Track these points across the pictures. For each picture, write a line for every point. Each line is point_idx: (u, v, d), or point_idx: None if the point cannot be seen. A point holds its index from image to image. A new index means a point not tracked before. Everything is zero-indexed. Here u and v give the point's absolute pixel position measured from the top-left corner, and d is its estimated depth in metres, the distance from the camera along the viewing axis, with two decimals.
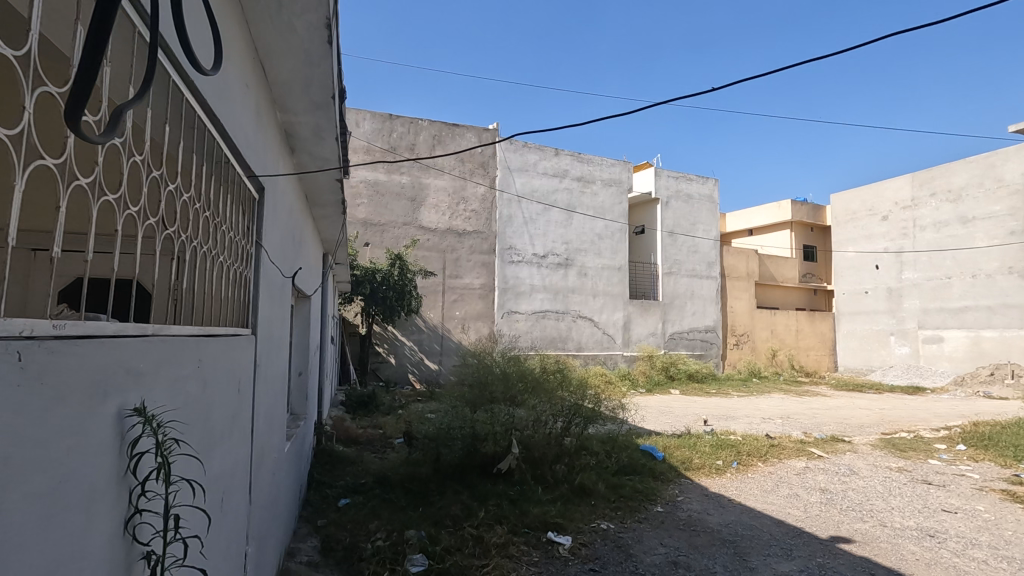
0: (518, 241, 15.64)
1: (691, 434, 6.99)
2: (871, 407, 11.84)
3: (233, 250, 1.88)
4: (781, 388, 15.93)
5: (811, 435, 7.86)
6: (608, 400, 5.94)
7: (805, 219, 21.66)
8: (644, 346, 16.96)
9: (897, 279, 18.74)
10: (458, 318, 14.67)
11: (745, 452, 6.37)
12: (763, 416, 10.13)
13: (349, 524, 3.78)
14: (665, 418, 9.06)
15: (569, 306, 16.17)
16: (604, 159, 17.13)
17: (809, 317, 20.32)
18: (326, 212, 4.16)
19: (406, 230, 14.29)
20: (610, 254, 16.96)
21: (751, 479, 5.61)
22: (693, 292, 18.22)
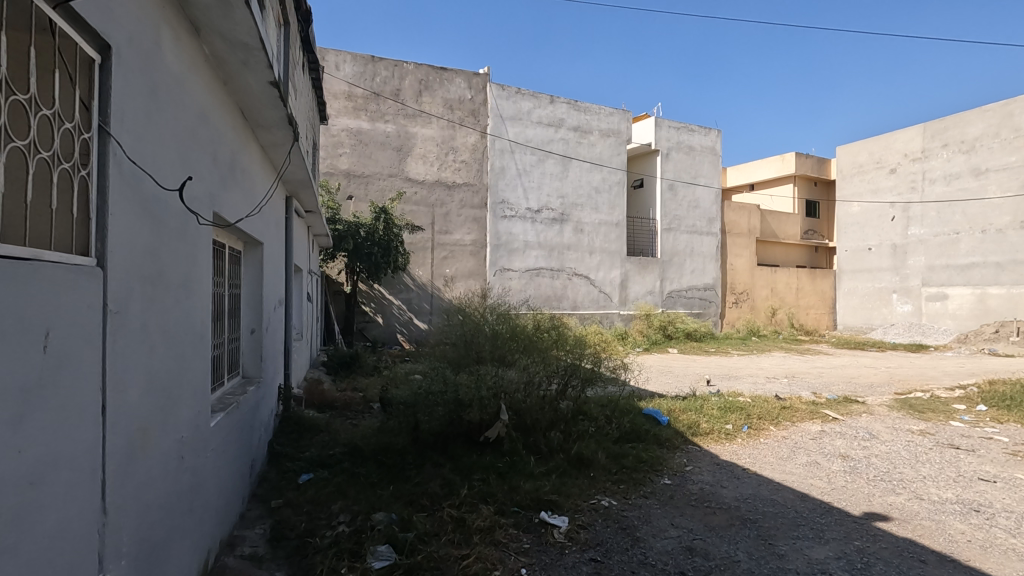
0: (511, 195, 14.85)
1: (696, 395, 6.46)
2: (877, 365, 11.43)
3: (40, 131, 1.19)
4: (781, 346, 15.56)
5: (821, 396, 7.37)
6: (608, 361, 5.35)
7: (810, 173, 20.85)
8: (641, 304, 16.43)
9: (902, 235, 18.16)
10: (448, 276, 14.02)
11: (755, 415, 5.85)
12: (767, 376, 9.68)
13: (309, 506, 3.23)
14: (665, 378, 8.55)
15: (564, 264, 15.55)
16: (602, 107, 16.16)
17: (810, 275, 19.81)
18: (275, 137, 3.44)
19: (391, 182, 13.45)
20: (608, 209, 16.20)
21: (764, 445, 5.10)
22: (693, 248, 17.58)
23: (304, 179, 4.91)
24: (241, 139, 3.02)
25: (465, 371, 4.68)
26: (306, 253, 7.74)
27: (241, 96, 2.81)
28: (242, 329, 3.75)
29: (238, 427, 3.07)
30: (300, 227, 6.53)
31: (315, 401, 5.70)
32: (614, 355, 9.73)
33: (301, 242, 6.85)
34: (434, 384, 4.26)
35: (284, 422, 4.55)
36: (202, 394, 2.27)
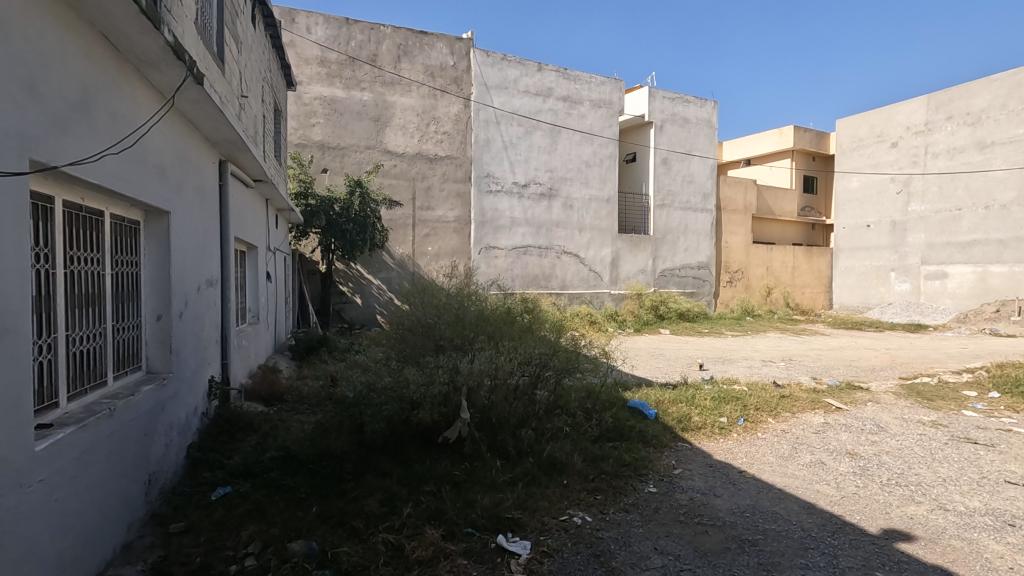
0: (496, 169, 14.12)
1: (687, 382, 5.91)
2: (876, 346, 10.96)
3: None
4: (776, 326, 15.08)
5: (822, 382, 6.84)
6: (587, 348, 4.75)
7: (808, 147, 20.17)
8: (633, 284, 15.86)
9: (902, 211, 17.61)
10: (431, 254, 13.37)
11: (752, 406, 5.30)
12: (763, 359, 9.17)
13: (212, 533, 2.65)
14: (654, 363, 8.02)
15: (553, 242, 14.89)
16: (593, 76, 15.33)
17: (807, 253, 19.28)
18: (168, 76, 2.76)
19: (369, 154, 12.69)
20: (598, 184, 15.50)
21: (762, 442, 4.55)
22: (686, 226, 16.95)
23: (236, 140, 4.22)
24: (107, 72, 2.35)
25: (421, 361, 4.02)
26: (263, 226, 7.03)
27: (92, 11, 2.14)
28: (143, 315, 3.11)
29: (117, 440, 2.46)
30: (247, 198, 5.82)
31: (263, 393, 5.08)
32: (600, 338, 9.20)
33: (251, 214, 6.11)
34: (381, 376, 3.60)
35: (213, 422, 3.94)
36: (9, 408, 1.65)
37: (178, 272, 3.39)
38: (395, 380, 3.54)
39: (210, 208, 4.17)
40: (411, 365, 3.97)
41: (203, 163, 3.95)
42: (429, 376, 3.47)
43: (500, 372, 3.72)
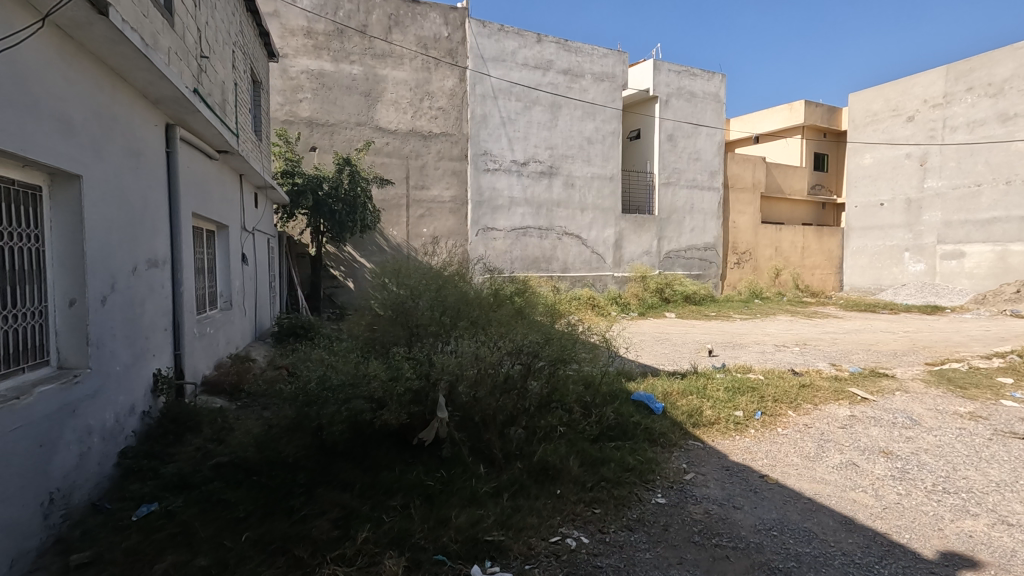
0: (494, 146, 13.49)
1: (697, 371, 5.38)
2: (893, 329, 10.42)
3: None
4: (786, 309, 14.52)
5: (843, 369, 6.30)
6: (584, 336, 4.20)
7: (820, 123, 19.39)
8: (637, 266, 15.28)
9: (918, 188, 16.89)
10: (426, 236, 12.80)
11: (770, 397, 4.76)
12: (776, 344, 8.65)
13: (119, 567, 2.16)
14: (660, 349, 7.50)
15: (553, 223, 14.31)
16: (596, 48, 14.60)
17: (817, 233, 18.62)
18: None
19: (360, 132, 12.07)
20: (601, 162, 14.84)
21: (783, 439, 4.03)
22: (692, 205, 16.30)
23: (179, 97, 3.65)
24: None
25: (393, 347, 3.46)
26: (236, 202, 6.47)
27: None
28: (49, 301, 2.60)
29: None
30: (211, 171, 5.26)
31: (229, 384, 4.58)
32: (601, 322, 8.69)
33: (217, 187, 5.54)
34: (341, 368, 3.04)
35: (156, 421, 3.44)
36: None
37: (98, 250, 2.85)
38: (356, 372, 2.98)
39: (151, 176, 3.62)
40: (382, 353, 3.41)
41: (137, 122, 3.39)
42: (399, 369, 2.91)
43: (485, 363, 3.15)
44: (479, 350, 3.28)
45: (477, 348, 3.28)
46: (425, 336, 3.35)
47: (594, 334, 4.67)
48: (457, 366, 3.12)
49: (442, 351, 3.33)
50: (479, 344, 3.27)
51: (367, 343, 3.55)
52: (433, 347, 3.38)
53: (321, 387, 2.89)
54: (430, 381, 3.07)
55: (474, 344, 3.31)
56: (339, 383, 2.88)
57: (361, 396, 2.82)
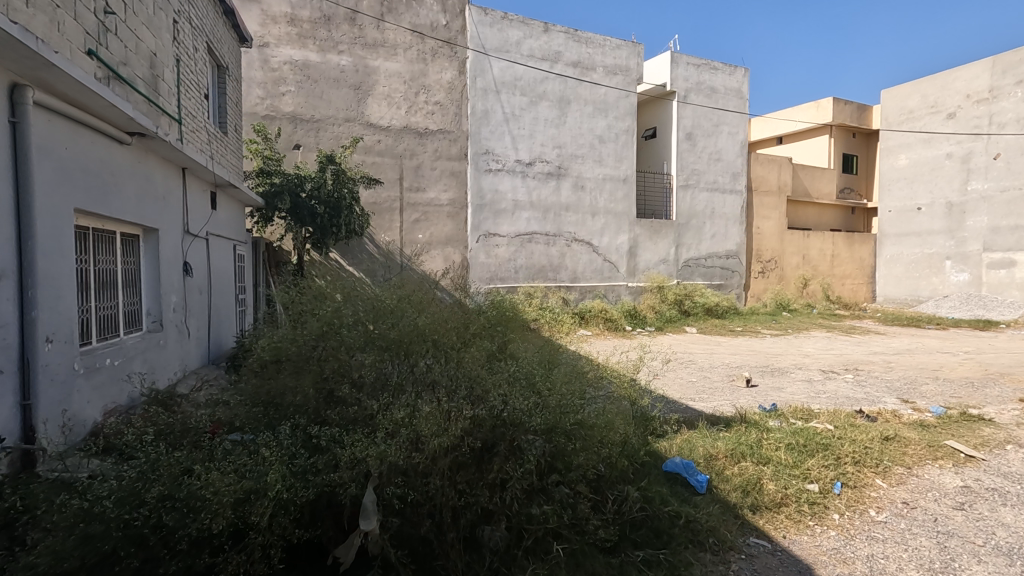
0: (497, 144, 12.37)
1: (744, 414, 4.13)
2: (951, 351, 9.07)
3: None
4: (820, 324, 13.16)
5: (922, 408, 5.03)
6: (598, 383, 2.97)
7: (849, 121, 18.08)
8: (653, 275, 14.03)
9: (960, 191, 15.53)
10: (421, 242, 11.64)
11: (849, 459, 3.52)
12: (822, 368, 7.37)
13: None
14: (686, 377, 6.28)
15: (562, 228, 13.14)
16: (608, 39, 13.47)
17: (847, 240, 17.24)
18: None
19: (348, 128, 10.98)
20: (614, 162, 13.64)
21: (886, 536, 2.79)
22: (713, 209, 15.02)
23: (5, 39, 2.52)
24: None
25: (297, 407, 2.24)
26: (175, 195, 5.34)
27: None
28: None
29: None
30: (119, 157, 4.13)
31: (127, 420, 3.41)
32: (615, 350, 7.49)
33: (134, 177, 4.40)
34: (192, 455, 1.85)
35: None
36: None
37: None
38: (210, 466, 1.78)
39: None
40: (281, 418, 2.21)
41: None
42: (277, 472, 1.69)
43: (433, 444, 1.96)
44: (430, 414, 2.08)
45: (426, 413, 2.08)
46: (343, 391, 2.13)
47: (606, 374, 3.45)
48: (387, 451, 1.92)
49: (373, 416, 2.13)
50: (429, 406, 2.08)
51: (264, 393, 2.34)
52: (361, 406, 2.16)
53: (140, 499, 1.67)
54: (342, 478, 1.87)
55: (421, 406, 2.11)
56: (167, 494, 1.66)
57: (203, 523, 1.60)
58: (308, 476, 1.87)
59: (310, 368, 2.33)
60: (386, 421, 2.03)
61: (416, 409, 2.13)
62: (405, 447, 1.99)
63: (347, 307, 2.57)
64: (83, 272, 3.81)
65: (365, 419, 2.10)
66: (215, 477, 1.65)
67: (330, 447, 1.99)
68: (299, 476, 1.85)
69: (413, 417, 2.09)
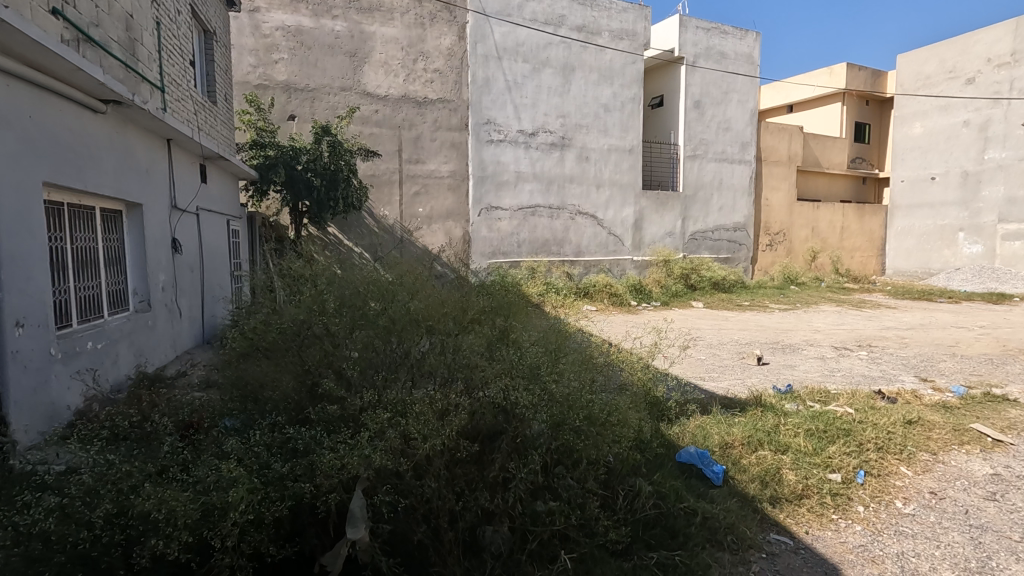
0: (498, 114, 11.96)
1: (759, 397, 3.93)
2: (966, 326, 8.80)
3: None
4: (828, 297, 12.90)
5: (943, 387, 4.82)
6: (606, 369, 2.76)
7: (862, 88, 17.49)
8: (659, 249, 13.74)
9: (976, 160, 15.05)
10: (421, 216, 11.35)
11: (872, 446, 3.32)
12: (835, 345, 7.16)
13: None
14: (695, 355, 6.08)
15: (565, 201, 12.80)
16: (614, 2, 12.91)
17: (858, 211, 16.84)
18: None
19: (344, 97, 10.59)
20: (619, 132, 13.22)
21: (917, 532, 2.60)
22: (721, 180, 14.62)
23: None
24: None
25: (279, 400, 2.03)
26: (159, 168, 5.08)
27: None
28: None
29: None
30: (93, 127, 3.87)
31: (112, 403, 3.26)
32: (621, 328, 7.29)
33: (111, 148, 4.12)
34: (149, 464, 1.67)
35: None
36: None
37: None
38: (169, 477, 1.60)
39: None
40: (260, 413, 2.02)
41: None
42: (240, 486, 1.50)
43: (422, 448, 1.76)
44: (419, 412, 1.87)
45: (415, 412, 1.87)
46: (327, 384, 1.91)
47: (615, 359, 3.25)
48: (371, 457, 1.72)
49: (358, 412, 1.93)
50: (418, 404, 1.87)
51: (246, 388, 2.16)
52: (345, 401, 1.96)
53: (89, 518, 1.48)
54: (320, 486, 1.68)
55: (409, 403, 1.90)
56: (120, 511, 1.48)
57: (159, 546, 1.42)
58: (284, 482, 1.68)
59: (291, 358, 2.11)
60: (371, 420, 1.83)
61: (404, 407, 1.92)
62: (391, 451, 1.79)
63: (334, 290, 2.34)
64: (58, 251, 3.59)
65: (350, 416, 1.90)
66: (169, 493, 1.47)
67: (309, 449, 1.79)
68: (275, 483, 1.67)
69: (400, 416, 1.88)
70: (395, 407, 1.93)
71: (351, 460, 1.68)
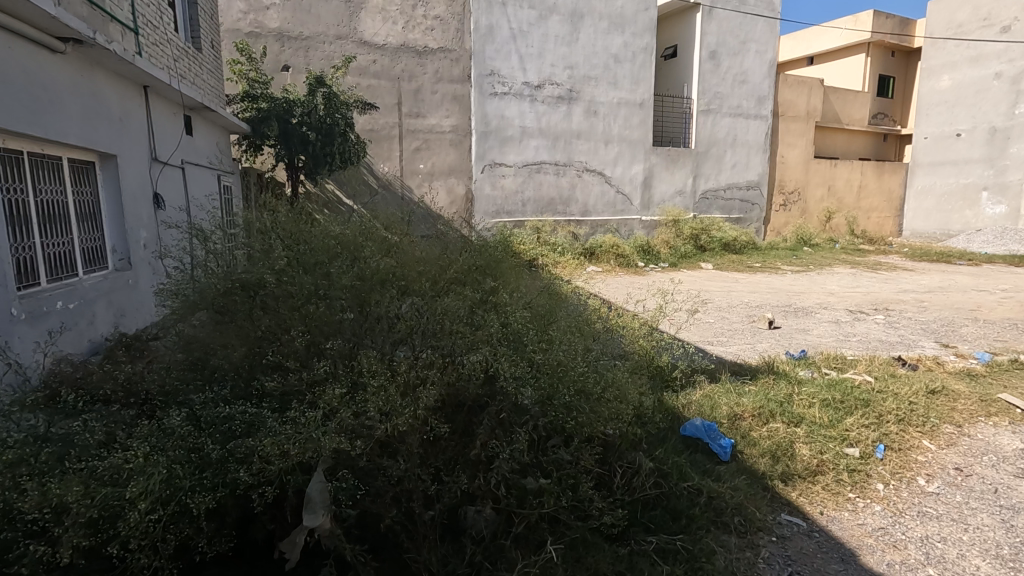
0: (503, 65, 11.39)
1: (772, 364, 3.68)
2: (987, 288, 8.45)
3: None
4: (843, 259, 12.49)
5: (966, 354, 4.55)
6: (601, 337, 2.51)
7: (888, 38, 16.55)
8: (668, 208, 13.30)
9: (1006, 115, 14.29)
10: (423, 173, 10.95)
11: (893, 417, 3.08)
12: (850, 308, 6.87)
13: None
14: (703, 319, 5.83)
15: (572, 157, 12.33)
16: None
17: (877, 169, 16.20)
18: None
19: (340, 47, 10.07)
20: (630, 85, 12.60)
21: (942, 513, 2.37)
22: (735, 136, 14.01)
23: None
24: None
25: (223, 367, 1.83)
26: (136, 117, 4.77)
27: None
28: None
29: None
30: (53, 68, 3.56)
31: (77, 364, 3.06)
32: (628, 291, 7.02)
33: (77, 93, 3.83)
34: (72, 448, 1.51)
35: None
36: None
37: None
38: (79, 458, 1.49)
39: None
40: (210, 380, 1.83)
41: None
42: (136, 484, 1.36)
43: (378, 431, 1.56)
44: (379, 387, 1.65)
45: (374, 386, 1.65)
46: (271, 353, 1.72)
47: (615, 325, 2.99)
48: (319, 441, 1.53)
49: (313, 385, 1.73)
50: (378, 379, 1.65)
51: (187, 344, 1.93)
52: (299, 372, 1.76)
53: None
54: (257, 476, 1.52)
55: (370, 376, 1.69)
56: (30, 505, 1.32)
57: None
58: (212, 473, 1.55)
59: (244, 321, 1.91)
60: (323, 396, 1.63)
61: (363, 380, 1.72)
62: (346, 431, 1.60)
63: (298, 243, 2.10)
64: (20, 204, 3.35)
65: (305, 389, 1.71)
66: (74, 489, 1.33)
67: (250, 428, 1.62)
68: (202, 474, 1.53)
69: (358, 392, 1.68)
70: (354, 381, 1.73)
71: (295, 445, 1.50)
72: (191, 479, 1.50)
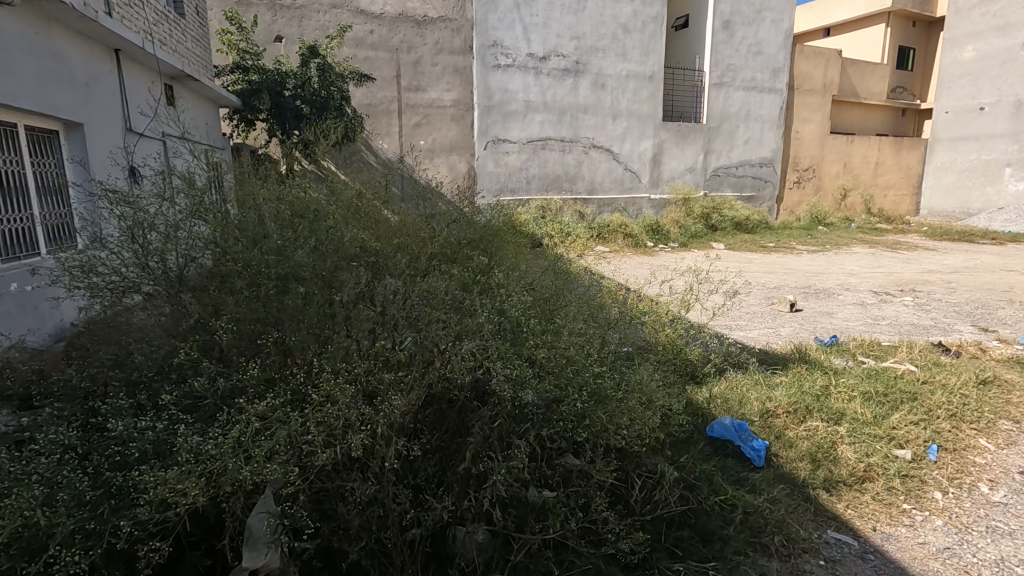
0: (506, 35, 10.87)
1: (803, 352, 3.31)
2: (1016, 269, 8.00)
3: None
4: (860, 239, 12.04)
5: (1009, 339, 4.18)
6: (619, 323, 2.20)
7: (910, 7, 15.84)
8: (678, 186, 12.82)
9: None
10: (423, 149, 10.51)
11: (944, 412, 2.72)
12: (873, 290, 6.48)
13: None
14: (718, 302, 5.46)
15: (579, 133, 11.85)
16: None
17: (895, 145, 15.61)
18: None
19: (335, 16, 9.58)
20: (639, 56, 12.06)
21: (1017, 530, 2.02)
22: (749, 111, 13.45)
23: None
24: None
25: (138, 369, 1.58)
26: (107, 84, 4.41)
27: None
28: None
29: None
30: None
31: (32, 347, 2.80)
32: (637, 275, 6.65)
33: (28, 51, 3.44)
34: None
35: None
36: None
37: None
38: None
39: None
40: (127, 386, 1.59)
41: None
42: None
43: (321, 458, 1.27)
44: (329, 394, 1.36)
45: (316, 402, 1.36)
46: (179, 355, 1.45)
47: (633, 312, 2.69)
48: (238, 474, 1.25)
49: (252, 394, 1.46)
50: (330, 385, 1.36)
51: (101, 345, 1.77)
52: (235, 377, 1.48)
53: None
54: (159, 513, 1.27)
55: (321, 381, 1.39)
56: None
57: None
58: (109, 510, 1.31)
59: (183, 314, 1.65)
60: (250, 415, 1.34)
61: (307, 391, 1.44)
62: (291, 452, 1.32)
63: (231, 219, 1.81)
64: None
65: (214, 401, 1.44)
66: None
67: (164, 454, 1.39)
68: (91, 513, 1.29)
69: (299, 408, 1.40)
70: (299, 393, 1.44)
71: (192, 484, 1.22)
72: (73, 522, 1.25)
